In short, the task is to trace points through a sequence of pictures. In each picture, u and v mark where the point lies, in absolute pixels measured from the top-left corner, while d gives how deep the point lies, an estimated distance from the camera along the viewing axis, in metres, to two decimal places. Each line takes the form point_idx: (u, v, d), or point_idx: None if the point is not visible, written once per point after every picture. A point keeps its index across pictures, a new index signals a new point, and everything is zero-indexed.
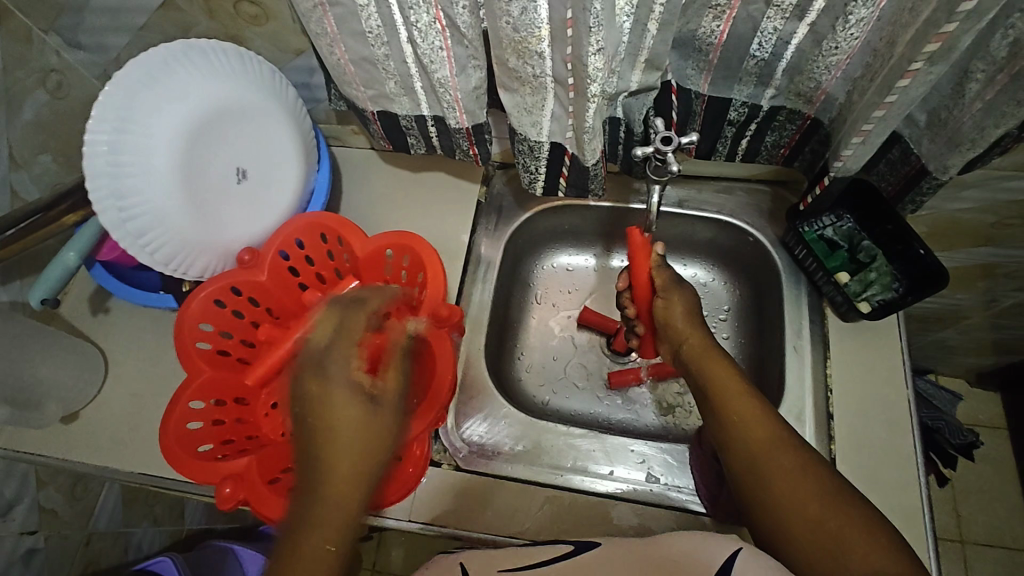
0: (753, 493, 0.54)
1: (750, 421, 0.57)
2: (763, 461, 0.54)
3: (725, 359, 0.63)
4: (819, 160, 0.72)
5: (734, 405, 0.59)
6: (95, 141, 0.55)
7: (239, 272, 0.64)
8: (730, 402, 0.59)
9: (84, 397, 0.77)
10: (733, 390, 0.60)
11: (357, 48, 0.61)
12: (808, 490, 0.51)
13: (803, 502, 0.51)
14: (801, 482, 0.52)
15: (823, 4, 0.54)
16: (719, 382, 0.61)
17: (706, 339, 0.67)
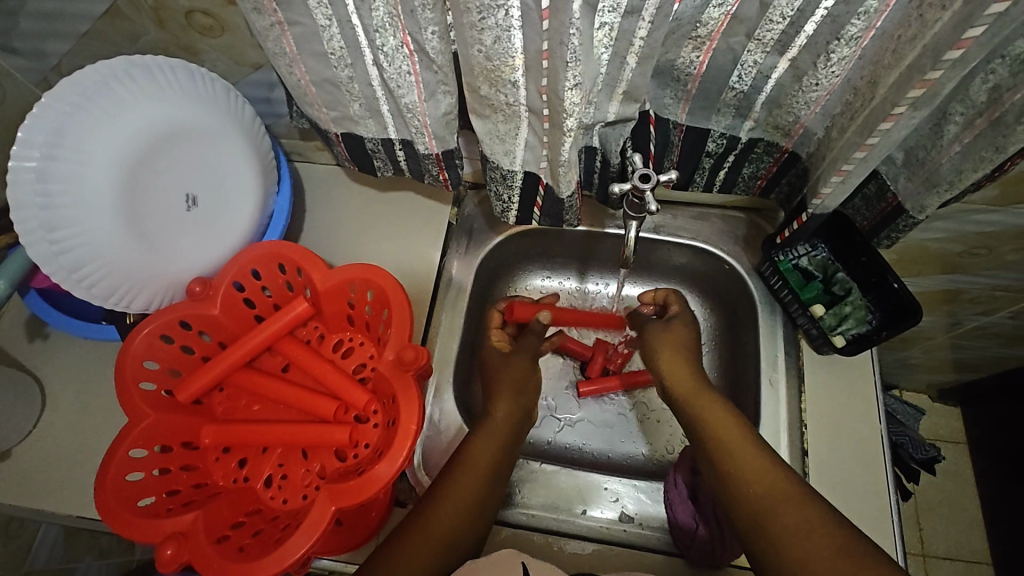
0: (756, 541, 0.52)
1: (751, 463, 0.56)
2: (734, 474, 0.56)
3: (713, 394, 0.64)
4: (796, 194, 0.71)
5: (736, 454, 0.57)
6: (21, 167, 0.50)
7: (188, 305, 0.60)
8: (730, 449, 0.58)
9: (17, 432, 0.71)
10: (733, 436, 0.59)
11: (320, 70, 0.57)
12: (809, 538, 0.49)
13: (807, 541, 0.49)
14: (802, 524, 0.50)
15: (805, 40, 0.52)
16: (709, 422, 0.61)
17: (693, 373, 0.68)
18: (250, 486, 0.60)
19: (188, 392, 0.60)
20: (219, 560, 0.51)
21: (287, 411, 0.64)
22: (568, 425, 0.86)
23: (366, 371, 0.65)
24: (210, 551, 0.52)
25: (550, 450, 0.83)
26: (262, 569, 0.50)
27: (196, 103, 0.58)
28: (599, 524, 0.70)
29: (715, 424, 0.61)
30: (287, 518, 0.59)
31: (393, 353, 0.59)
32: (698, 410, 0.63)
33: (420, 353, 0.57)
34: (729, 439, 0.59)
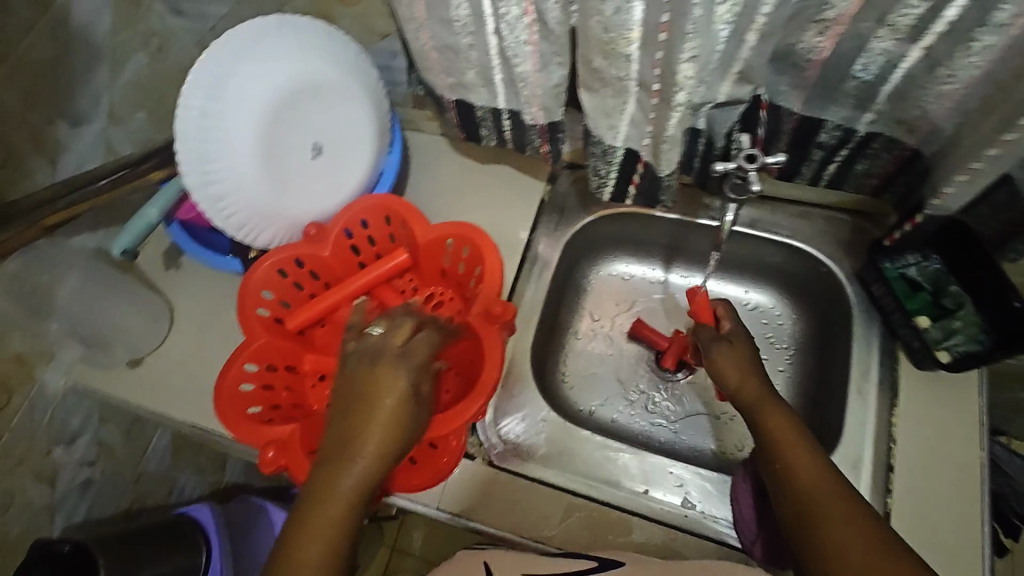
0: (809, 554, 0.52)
1: (809, 477, 0.55)
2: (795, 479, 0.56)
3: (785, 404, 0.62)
4: (912, 194, 0.68)
5: (797, 465, 0.57)
6: (187, 105, 0.57)
7: (305, 245, 0.66)
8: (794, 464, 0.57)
9: (150, 343, 0.81)
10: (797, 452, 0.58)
11: (443, 36, 0.61)
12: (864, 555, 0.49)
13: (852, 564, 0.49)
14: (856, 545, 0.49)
15: (944, 27, 0.49)
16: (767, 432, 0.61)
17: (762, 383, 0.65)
18: None
19: (296, 322, 0.67)
20: (311, 471, 0.57)
21: None
22: (635, 409, 0.86)
23: None
24: (304, 462, 0.58)
25: (615, 432, 0.84)
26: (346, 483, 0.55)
27: (331, 62, 0.64)
28: (660, 507, 0.70)
29: (786, 441, 0.59)
30: None
31: (481, 307, 0.62)
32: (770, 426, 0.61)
33: (507, 310, 0.61)
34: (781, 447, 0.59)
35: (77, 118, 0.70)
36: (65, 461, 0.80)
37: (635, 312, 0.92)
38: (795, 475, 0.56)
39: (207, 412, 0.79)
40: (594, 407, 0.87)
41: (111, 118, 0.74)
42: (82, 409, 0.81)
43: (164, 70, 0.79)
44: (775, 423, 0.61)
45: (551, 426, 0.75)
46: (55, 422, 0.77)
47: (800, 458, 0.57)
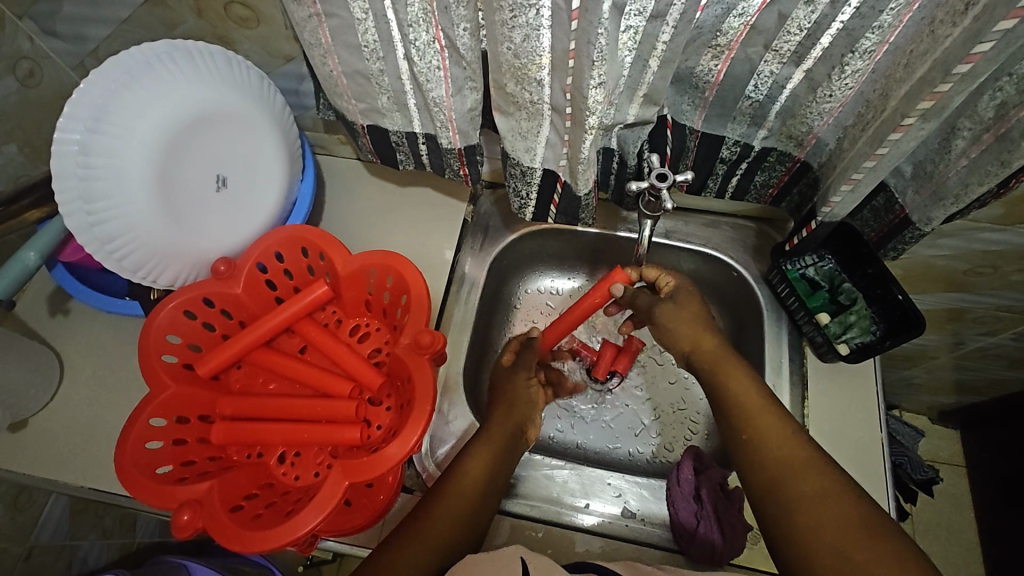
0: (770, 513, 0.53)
1: (776, 436, 0.57)
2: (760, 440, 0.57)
3: (740, 367, 0.64)
4: (806, 203, 0.73)
5: (765, 425, 0.58)
6: (65, 140, 0.52)
7: (214, 283, 0.62)
8: (765, 432, 0.58)
9: (36, 403, 0.73)
10: (768, 419, 0.59)
11: (352, 61, 0.60)
12: (837, 518, 0.49)
13: (820, 517, 0.50)
14: (825, 507, 0.50)
15: (821, 53, 0.54)
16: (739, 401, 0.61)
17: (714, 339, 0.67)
18: (264, 462, 0.62)
19: (209, 367, 0.62)
20: (233, 528, 0.53)
21: (302, 390, 0.65)
22: (576, 421, 0.87)
23: (381, 355, 0.67)
24: (224, 519, 0.53)
25: (554, 447, 0.85)
26: (274, 539, 0.51)
27: (230, 88, 0.60)
28: (602, 520, 0.71)
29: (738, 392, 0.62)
30: (298, 494, 0.60)
31: (410, 337, 0.60)
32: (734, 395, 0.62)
33: (436, 339, 0.59)
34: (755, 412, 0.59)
35: None
36: None
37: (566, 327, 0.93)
38: (764, 443, 0.57)
39: (108, 473, 0.71)
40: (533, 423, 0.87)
41: None
42: None
43: (36, 98, 0.71)
44: (737, 386, 0.62)
45: None
46: None
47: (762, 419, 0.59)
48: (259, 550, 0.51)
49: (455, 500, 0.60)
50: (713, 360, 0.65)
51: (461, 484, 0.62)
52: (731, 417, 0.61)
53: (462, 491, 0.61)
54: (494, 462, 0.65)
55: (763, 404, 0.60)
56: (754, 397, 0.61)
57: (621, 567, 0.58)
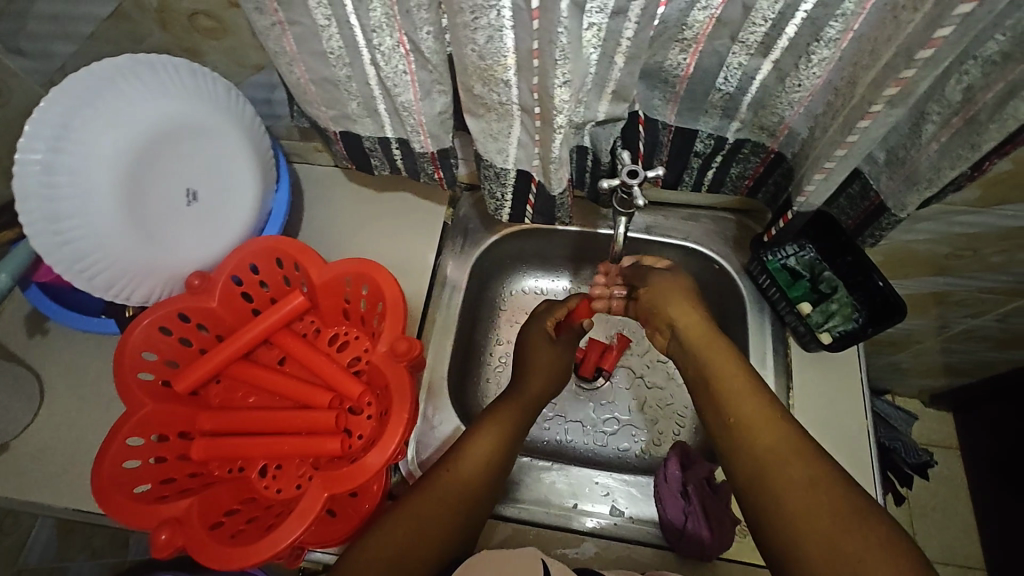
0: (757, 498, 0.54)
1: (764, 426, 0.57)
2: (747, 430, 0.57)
3: (724, 344, 0.65)
4: (782, 192, 0.73)
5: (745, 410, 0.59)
6: (27, 159, 0.51)
7: (188, 298, 0.61)
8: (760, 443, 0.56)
9: (15, 426, 0.72)
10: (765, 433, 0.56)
11: (318, 69, 0.59)
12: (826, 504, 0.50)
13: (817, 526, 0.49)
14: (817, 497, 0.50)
15: (787, 42, 0.54)
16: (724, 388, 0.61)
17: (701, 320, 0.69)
18: (245, 477, 0.61)
19: (186, 383, 0.62)
20: (213, 545, 0.52)
21: (283, 402, 0.65)
22: (564, 420, 0.87)
23: (361, 364, 0.67)
24: (204, 537, 0.53)
25: (543, 448, 0.85)
26: (254, 554, 0.51)
27: (197, 101, 0.59)
28: (591, 520, 0.71)
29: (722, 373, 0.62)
30: (280, 508, 0.59)
31: (388, 345, 0.60)
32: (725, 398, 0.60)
33: (413, 345, 0.59)
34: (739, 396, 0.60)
35: None
36: None
37: None
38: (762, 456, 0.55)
39: (92, 494, 0.71)
40: None
41: None
42: None
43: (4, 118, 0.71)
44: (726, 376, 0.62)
45: None
46: None
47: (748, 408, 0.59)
48: (239, 567, 0.51)
49: (447, 494, 0.60)
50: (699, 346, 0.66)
51: (445, 488, 0.60)
52: (713, 389, 0.62)
53: (455, 483, 0.61)
54: (493, 454, 0.64)
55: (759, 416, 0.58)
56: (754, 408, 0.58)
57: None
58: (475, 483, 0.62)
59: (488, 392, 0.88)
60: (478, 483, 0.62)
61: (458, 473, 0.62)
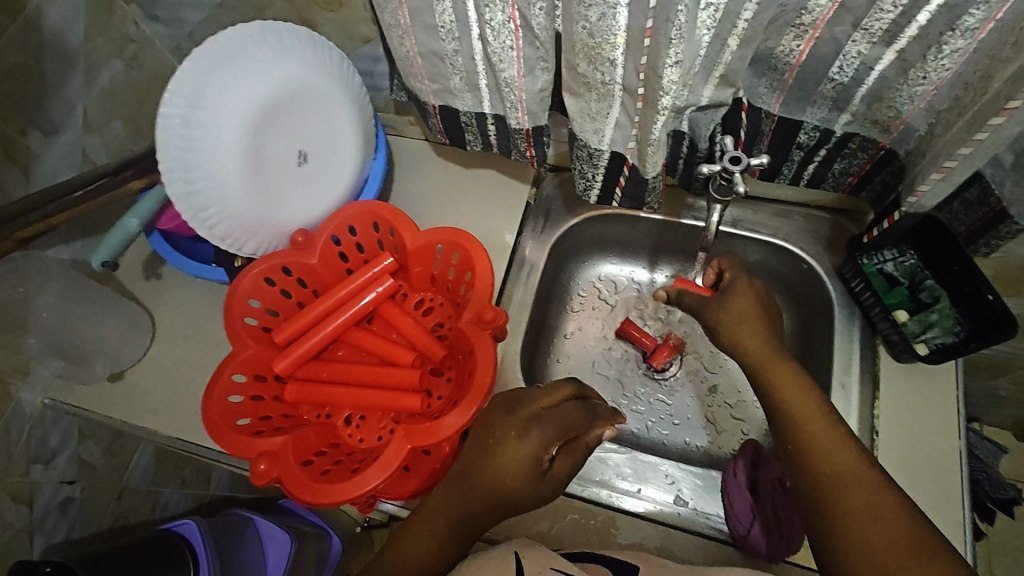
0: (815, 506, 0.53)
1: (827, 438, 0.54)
2: (803, 422, 0.56)
3: (769, 368, 0.59)
4: (889, 192, 0.69)
5: (800, 407, 0.57)
6: (169, 113, 0.56)
7: (292, 253, 0.65)
8: (809, 430, 0.55)
9: (131, 357, 0.80)
10: (819, 427, 0.55)
11: (428, 42, 0.62)
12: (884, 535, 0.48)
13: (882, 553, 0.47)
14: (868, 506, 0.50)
15: (916, 31, 0.51)
16: (774, 388, 0.58)
17: (768, 343, 0.61)
18: (330, 422, 0.66)
19: (284, 334, 0.66)
20: (303, 480, 0.57)
21: (369, 358, 0.69)
22: (628, 408, 0.86)
23: (444, 329, 0.70)
24: (295, 471, 0.58)
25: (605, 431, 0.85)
26: (339, 493, 0.55)
27: (314, 68, 0.63)
28: (652, 504, 0.71)
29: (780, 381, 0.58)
30: (362, 455, 0.64)
31: (471, 312, 0.62)
32: (789, 404, 0.57)
33: (498, 315, 0.61)
34: (784, 391, 0.58)
35: (51, 127, 0.70)
36: (45, 480, 0.77)
37: (625, 315, 0.92)
38: (812, 444, 0.55)
39: (192, 425, 0.78)
40: None
41: (86, 127, 0.75)
42: (61, 425, 0.79)
43: (139, 78, 0.79)
44: (782, 382, 0.58)
45: None
46: (33, 440, 0.75)
47: (796, 400, 0.57)
48: (327, 502, 0.55)
49: (492, 478, 0.53)
50: (757, 358, 0.60)
51: (493, 479, 0.53)
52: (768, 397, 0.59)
53: (496, 472, 0.53)
54: (518, 436, 0.54)
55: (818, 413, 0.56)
56: (807, 402, 0.57)
57: (638, 561, 0.58)
58: (513, 471, 0.53)
59: (559, 374, 0.89)
60: (514, 473, 0.53)
61: (502, 475, 0.53)
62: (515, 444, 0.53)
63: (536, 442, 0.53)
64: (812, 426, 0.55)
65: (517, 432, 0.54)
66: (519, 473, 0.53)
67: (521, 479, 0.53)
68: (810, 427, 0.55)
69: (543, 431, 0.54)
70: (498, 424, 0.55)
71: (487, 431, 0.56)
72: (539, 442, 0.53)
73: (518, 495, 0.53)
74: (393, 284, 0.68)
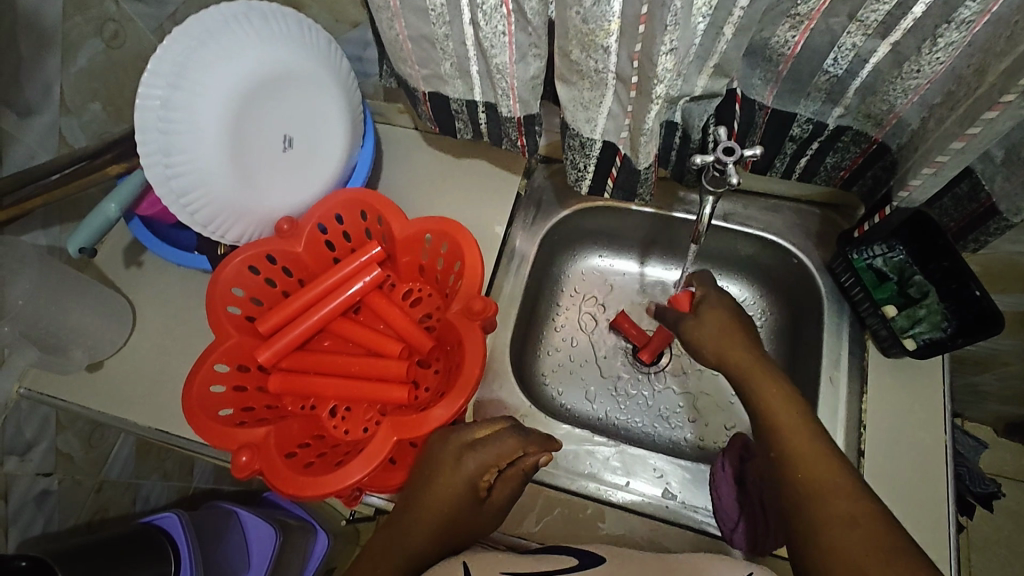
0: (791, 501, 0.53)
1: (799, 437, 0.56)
2: (782, 423, 0.58)
3: None
4: (880, 186, 0.70)
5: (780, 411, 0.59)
6: (149, 95, 0.55)
7: (277, 241, 0.64)
8: (787, 429, 0.57)
9: (111, 346, 0.78)
10: (796, 426, 0.57)
11: (418, 26, 0.60)
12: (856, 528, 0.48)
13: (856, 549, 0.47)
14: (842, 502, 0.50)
15: (911, 23, 0.50)
16: (757, 396, 0.61)
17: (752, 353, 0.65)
18: (316, 413, 0.65)
19: (267, 323, 0.65)
20: (286, 473, 0.56)
21: (356, 349, 0.68)
22: (619, 402, 0.86)
23: (432, 320, 0.69)
24: (279, 464, 0.57)
25: (595, 424, 0.85)
26: (322, 485, 0.54)
27: (301, 50, 0.62)
28: (640, 498, 0.71)
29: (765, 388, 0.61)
30: (348, 446, 0.63)
31: (460, 302, 0.61)
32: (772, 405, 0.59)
33: (488, 306, 0.60)
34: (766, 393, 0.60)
35: (26, 108, 0.67)
36: (21, 471, 0.75)
37: (617, 309, 0.92)
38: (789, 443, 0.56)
39: (174, 417, 0.76)
40: (574, 402, 0.86)
41: (64, 109, 0.72)
42: (37, 415, 0.77)
43: (119, 58, 0.77)
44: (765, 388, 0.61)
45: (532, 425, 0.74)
46: (8, 432, 0.73)
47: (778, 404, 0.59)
48: (309, 496, 0.54)
49: (433, 505, 0.57)
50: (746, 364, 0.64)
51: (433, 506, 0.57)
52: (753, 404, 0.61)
53: (437, 499, 0.57)
54: (455, 465, 0.58)
55: (800, 425, 0.57)
56: (787, 405, 0.59)
57: (607, 554, 0.57)
58: (451, 497, 0.57)
59: (550, 368, 0.88)
60: (452, 498, 0.57)
61: (441, 500, 0.57)
62: (452, 471, 0.57)
63: (473, 467, 0.58)
64: (792, 430, 0.57)
65: (454, 461, 0.58)
66: (457, 499, 0.57)
67: (458, 504, 0.57)
68: (788, 428, 0.57)
69: (477, 459, 0.58)
70: (437, 454, 0.59)
71: (424, 462, 0.59)
72: (473, 467, 0.58)
73: (457, 520, 0.57)
74: (380, 274, 0.67)
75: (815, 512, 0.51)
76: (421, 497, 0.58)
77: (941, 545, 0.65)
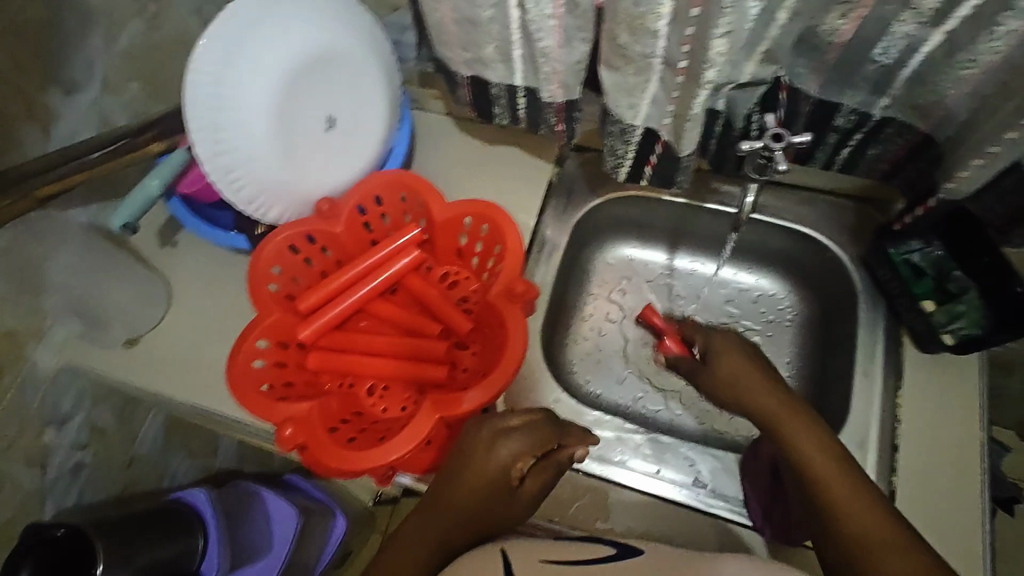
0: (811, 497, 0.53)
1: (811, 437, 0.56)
2: (786, 423, 0.57)
3: None
4: (921, 180, 0.69)
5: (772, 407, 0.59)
6: (201, 70, 0.55)
7: (319, 221, 0.64)
8: (791, 426, 0.57)
9: (147, 323, 0.79)
10: (797, 424, 0.57)
11: (463, 8, 0.60)
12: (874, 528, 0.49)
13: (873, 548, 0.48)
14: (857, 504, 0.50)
15: (969, 11, 0.50)
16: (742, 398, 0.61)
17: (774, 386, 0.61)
18: (352, 391, 0.66)
19: (307, 301, 0.65)
20: (330, 448, 0.56)
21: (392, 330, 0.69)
22: (648, 391, 0.86)
23: (468, 303, 0.70)
24: (321, 439, 0.57)
25: (623, 413, 0.85)
26: (366, 460, 0.55)
27: (347, 31, 0.62)
28: (671, 486, 0.71)
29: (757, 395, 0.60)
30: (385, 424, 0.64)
31: (501, 285, 0.62)
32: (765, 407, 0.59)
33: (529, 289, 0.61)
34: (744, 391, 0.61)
35: (73, 84, 0.68)
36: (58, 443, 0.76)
37: (646, 299, 0.92)
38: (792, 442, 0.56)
39: (207, 394, 0.77)
40: (603, 390, 0.86)
41: (107, 87, 0.73)
42: (74, 389, 0.79)
43: (160, 38, 0.77)
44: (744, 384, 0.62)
45: (563, 410, 0.75)
46: (47, 403, 0.75)
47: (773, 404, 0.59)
48: (354, 470, 0.55)
49: (465, 491, 0.56)
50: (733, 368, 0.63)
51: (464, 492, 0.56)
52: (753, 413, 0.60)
53: (469, 485, 0.56)
54: (488, 450, 0.57)
55: (824, 444, 0.55)
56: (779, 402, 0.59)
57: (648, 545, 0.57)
58: (483, 484, 0.56)
59: (579, 357, 0.88)
60: (485, 485, 0.57)
61: (473, 486, 0.57)
62: (485, 456, 0.57)
63: (508, 453, 0.57)
64: (793, 431, 0.57)
65: (488, 446, 0.58)
66: (490, 486, 0.56)
67: (491, 491, 0.57)
68: (786, 426, 0.57)
69: (512, 446, 0.57)
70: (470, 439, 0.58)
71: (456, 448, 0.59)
72: (506, 455, 0.57)
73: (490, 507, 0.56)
74: (419, 255, 0.67)
75: (830, 513, 0.51)
76: (453, 482, 0.57)
77: (974, 540, 0.65)
